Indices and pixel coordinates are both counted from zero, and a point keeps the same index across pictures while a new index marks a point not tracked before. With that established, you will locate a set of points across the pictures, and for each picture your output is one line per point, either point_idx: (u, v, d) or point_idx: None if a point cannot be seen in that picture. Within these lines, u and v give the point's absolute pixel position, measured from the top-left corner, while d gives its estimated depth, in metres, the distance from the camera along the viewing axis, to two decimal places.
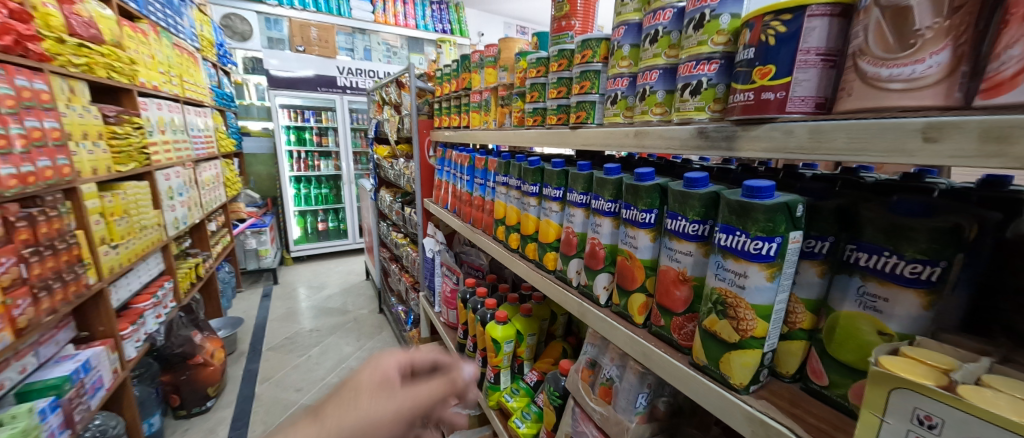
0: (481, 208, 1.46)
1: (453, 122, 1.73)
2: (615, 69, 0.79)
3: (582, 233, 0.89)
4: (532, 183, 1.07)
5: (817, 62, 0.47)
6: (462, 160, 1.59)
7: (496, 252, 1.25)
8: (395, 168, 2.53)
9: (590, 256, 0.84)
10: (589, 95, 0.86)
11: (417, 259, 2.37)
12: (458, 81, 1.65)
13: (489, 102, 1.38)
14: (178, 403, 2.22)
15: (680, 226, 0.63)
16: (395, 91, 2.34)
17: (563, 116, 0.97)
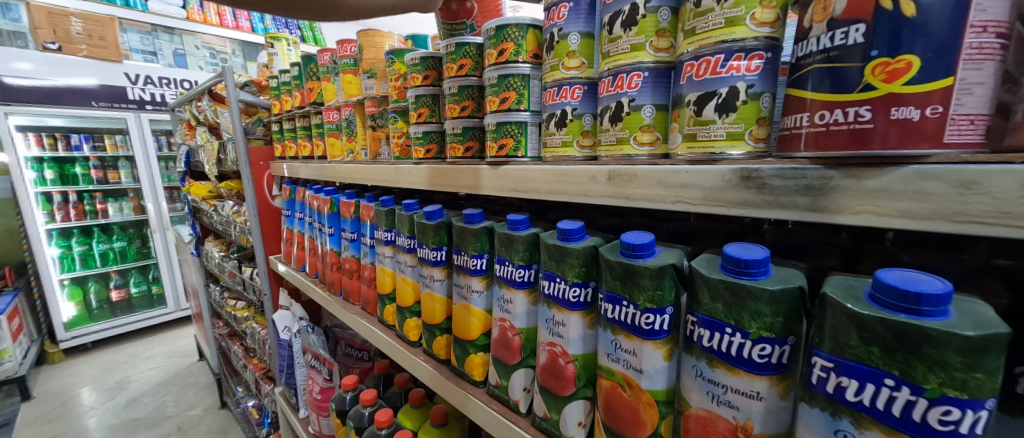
0: (357, 275, 0.99)
1: (301, 150, 1.21)
2: (559, 73, 0.49)
3: (527, 330, 0.55)
4: (436, 247, 0.68)
5: (995, 51, 0.24)
6: (320, 204, 1.09)
7: (387, 348, 0.81)
8: (222, 213, 1.77)
9: (547, 372, 0.50)
10: (516, 114, 0.55)
11: (268, 339, 1.67)
12: (303, 93, 1.15)
13: (353, 123, 0.94)
14: None
15: (728, 344, 0.34)
16: (210, 107, 1.64)
17: (474, 145, 0.64)
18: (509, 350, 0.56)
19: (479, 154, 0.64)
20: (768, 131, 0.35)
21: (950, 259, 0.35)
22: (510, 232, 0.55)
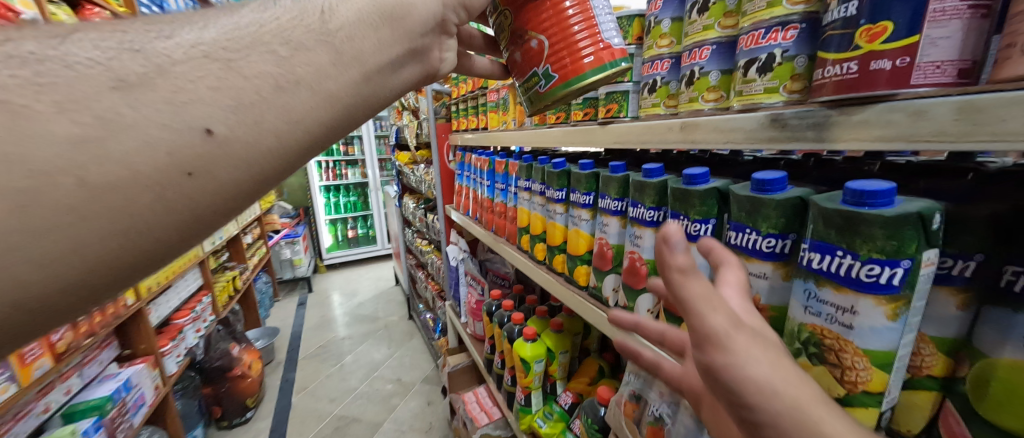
0: (504, 215, 1.33)
1: (470, 124, 1.62)
2: (653, 50, 0.65)
3: (619, 246, 0.75)
4: (559, 188, 0.93)
5: (962, 11, 0.32)
6: (482, 164, 1.48)
7: (522, 264, 1.12)
8: (416, 174, 2.47)
9: (628, 272, 0.70)
10: (621, 84, 0.74)
11: (442, 267, 2.30)
12: (474, 81, 1.54)
13: (507, 100, 1.26)
14: (220, 413, 2.28)
15: (748, 241, 0.48)
16: (413, 96, 2.30)
17: (591, 111, 0.85)
18: (604, 260, 0.78)
19: (595, 117, 0.85)
20: (804, 84, 0.45)
21: (1002, 183, 0.38)
22: (609, 174, 0.75)
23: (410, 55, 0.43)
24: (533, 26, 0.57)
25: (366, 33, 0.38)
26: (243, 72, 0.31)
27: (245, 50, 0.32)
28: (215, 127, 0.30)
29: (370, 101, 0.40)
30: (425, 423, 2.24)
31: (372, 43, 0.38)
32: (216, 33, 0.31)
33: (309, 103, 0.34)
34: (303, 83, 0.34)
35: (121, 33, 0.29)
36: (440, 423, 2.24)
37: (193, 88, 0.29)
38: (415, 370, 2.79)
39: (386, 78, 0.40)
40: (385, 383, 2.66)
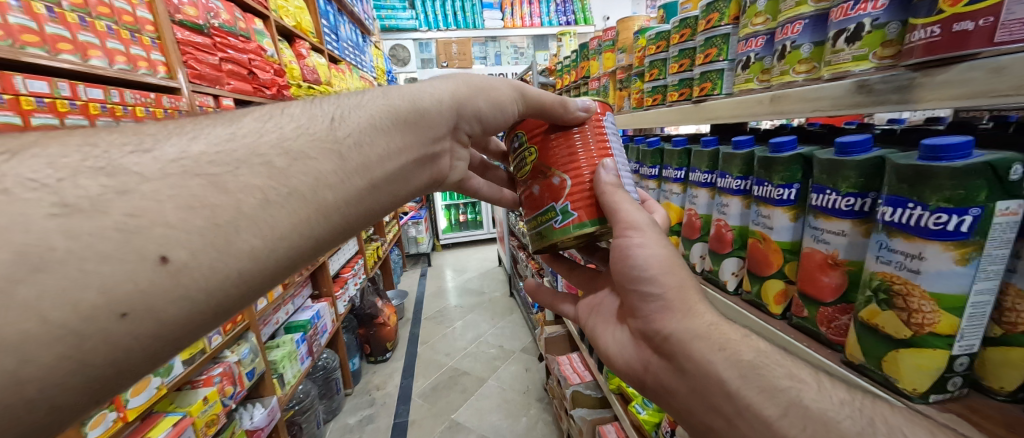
0: None
1: None
2: (748, 29, 0.69)
3: (707, 216, 0.80)
4: (652, 165, 1.00)
5: None
6: None
7: None
8: None
9: (714, 239, 0.76)
10: (716, 64, 0.78)
11: None
12: (577, 72, 1.66)
13: (607, 87, 1.35)
14: (369, 350, 2.93)
15: (828, 201, 0.52)
16: None
17: (686, 91, 0.90)
18: (693, 229, 0.83)
19: (690, 97, 0.90)
20: (896, 49, 0.47)
21: None
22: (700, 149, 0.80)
23: (412, 156, 0.59)
24: (553, 166, 0.66)
25: (371, 139, 0.54)
26: (226, 187, 0.40)
27: (240, 164, 0.42)
28: (170, 254, 0.36)
29: (374, 198, 0.55)
30: (522, 385, 2.49)
31: (380, 146, 0.55)
32: (207, 145, 0.42)
33: (292, 213, 0.44)
34: (297, 186, 0.45)
35: (107, 157, 0.37)
36: (536, 387, 2.46)
37: (158, 206, 0.36)
38: (515, 339, 3.08)
39: (388, 174, 0.56)
40: (489, 347, 3.02)
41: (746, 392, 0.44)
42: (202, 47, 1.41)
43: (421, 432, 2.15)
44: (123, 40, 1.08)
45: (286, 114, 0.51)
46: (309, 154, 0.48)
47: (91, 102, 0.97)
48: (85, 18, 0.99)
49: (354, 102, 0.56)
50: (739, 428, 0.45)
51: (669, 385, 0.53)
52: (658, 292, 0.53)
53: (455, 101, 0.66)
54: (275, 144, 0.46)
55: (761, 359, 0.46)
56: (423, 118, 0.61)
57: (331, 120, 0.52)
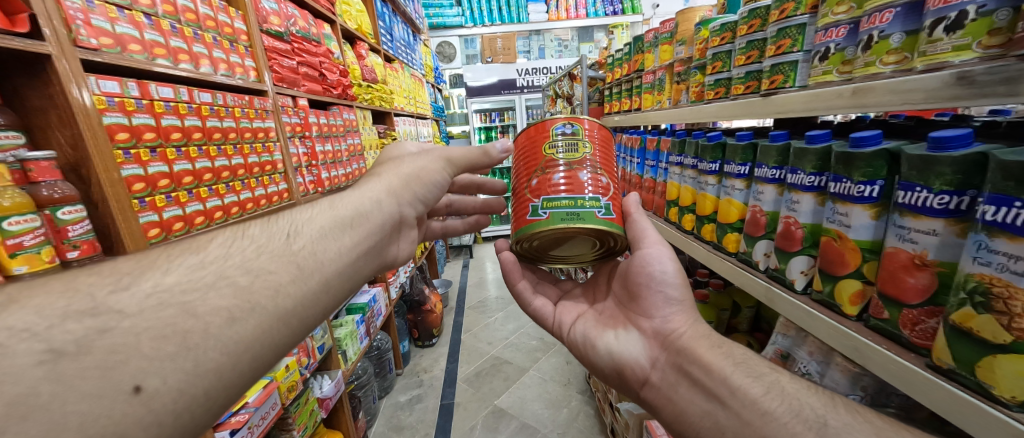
0: (653, 191, 1.41)
1: (624, 106, 1.72)
2: (828, 19, 0.67)
3: (774, 213, 0.78)
4: (712, 160, 0.98)
5: None
6: (633, 143, 1.57)
7: (667, 234, 1.21)
8: None
9: (782, 236, 0.74)
10: (789, 55, 0.75)
11: None
12: (630, 64, 1.63)
13: (664, 80, 1.33)
14: (417, 335, 3.10)
15: (918, 199, 0.50)
16: (568, 84, 2.52)
17: (753, 84, 0.87)
18: (756, 225, 0.82)
19: (758, 90, 0.87)
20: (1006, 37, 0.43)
21: None
22: (768, 144, 0.78)
23: (364, 252, 0.65)
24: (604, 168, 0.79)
25: (322, 246, 0.59)
26: (196, 312, 0.44)
27: (208, 288, 0.46)
28: (145, 383, 0.38)
29: (331, 296, 0.59)
30: (564, 377, 2.52)
31: (335, 249, 0.60)
32: (180, 275, 0.46)
33: (258, 325, 0.48)
34: (261, 301, 0.49)
35: (91, 299, 0.39)
36: (578, 380, 2.48)
37: (134, 341, 0.39)
38: None
39: (342, 277, 0.61)
40: (530, 338, 3.07)
41: (735, 374, 0.61)
42: (284, 52, 1.56)
43: (466, 414, 2.25)
44: (225, 49, 1.23)
45: (247, 237, 0.55)
46: (269, 268, 0.52)
47: (203, 105, 1.11)
48: (198, 32, 1.13)
49: (306, 217, 0.62)
50: (732, 406, 0.59)
51: (670, 379, 0.69)
52: (677, 297, 0.75)
53: (393, 195, 0.73)
54: (241, 265, 0.51)
55: (748, 356, 0.65)
56: (367, 217, 0.68)
57: (285, 233, 0.58)
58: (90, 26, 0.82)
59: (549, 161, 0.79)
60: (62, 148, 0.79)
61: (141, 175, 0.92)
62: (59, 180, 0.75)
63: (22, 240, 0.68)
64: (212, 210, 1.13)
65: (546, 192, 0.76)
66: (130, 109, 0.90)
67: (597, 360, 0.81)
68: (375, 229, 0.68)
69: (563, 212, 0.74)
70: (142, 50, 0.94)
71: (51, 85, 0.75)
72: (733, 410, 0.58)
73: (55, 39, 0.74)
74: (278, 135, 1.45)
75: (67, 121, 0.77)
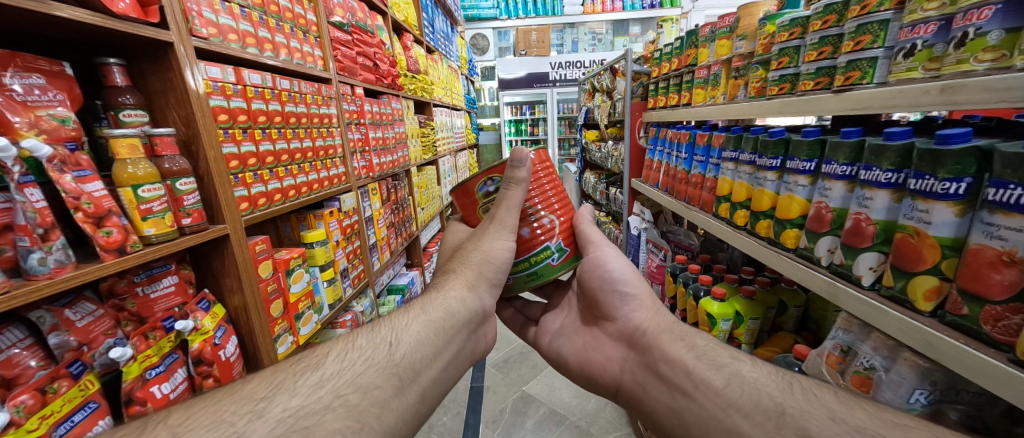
0: (700, 186, 1.41)
1: (671, 100, 1.72)
2: (916, 14, 0.66)
3: (843, 209, 0.78)
4: (772, 156, 0.98)
5: None
6: (680, 138, 1.57)
7: (717, 229, 1.22)
8: (604, 150, 2.71)
9: (851, 232, 0.74)
10: (869, 51, 0.75)
11: (621, 236, 2.49)
12: (680, 59, 1.63)
13: (719, 76, 1.32)
14: None
15: (1011, 196, 0.50)
16: (610, 78, 2.52)
17: (823, 80, 0.87)
18: (821, 221, 0.82)
19: (829, 86, 0.87)
20: None
21: None
22: (839, 140, 0.78)
23: (448, 353, 0.67)
24: (545, 209, 0.82)
25: (418, 354, 0.63)
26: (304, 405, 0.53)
27: (326, 409, 0.51)
28: None
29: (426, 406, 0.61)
30: None
31: (427, 356, 0.64)
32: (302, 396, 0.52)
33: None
34: (368, 419, 0.52)
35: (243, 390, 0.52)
36: None
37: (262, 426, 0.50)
38: None
39: (433, 382, 0.63)
40: None
41: (697, 366, 0.63)
42: (345, 42, 1.64)
43: (496, 398, 2.33)
44: (299, 39, 1.32)
45: (356, 349, 0.62)
46: (375, 383, 0.56)
47: (282, 91, 1.21)
48: (279, 23, 1.22)
49: (401, 324, 0.67)
50: (696, 400, 0.60)
51: (639, 377, 0.72)
52: (634, 293, 0.80)
53: (472, 289, 0.77)
54: (351, 381, 0.56)
55: (709, 347, 0.67)
56: (454, 318, 0.71)
57: (383, 344, 0.63)
58: (201, 17, 0.92)
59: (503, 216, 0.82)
60: (177, 124, 0.88)
61: (235, 153, 1.02)
62: (176, 155, 0.85)
63: (152, 206, 0.77)
64: (287, 189, 1.23)
65: (529, 249, 0.81)
66: (228, 93, 1.00)
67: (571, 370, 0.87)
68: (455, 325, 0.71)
69: (523, 276, 0.82)
70: (237, 39, 1.03)
71: (170, 69, 0.85)
72: (697, 401, 0.60)
73: (177, 28, 0.84)
74: (338, 121, 1.54)
75: (182, 102, 0.87)
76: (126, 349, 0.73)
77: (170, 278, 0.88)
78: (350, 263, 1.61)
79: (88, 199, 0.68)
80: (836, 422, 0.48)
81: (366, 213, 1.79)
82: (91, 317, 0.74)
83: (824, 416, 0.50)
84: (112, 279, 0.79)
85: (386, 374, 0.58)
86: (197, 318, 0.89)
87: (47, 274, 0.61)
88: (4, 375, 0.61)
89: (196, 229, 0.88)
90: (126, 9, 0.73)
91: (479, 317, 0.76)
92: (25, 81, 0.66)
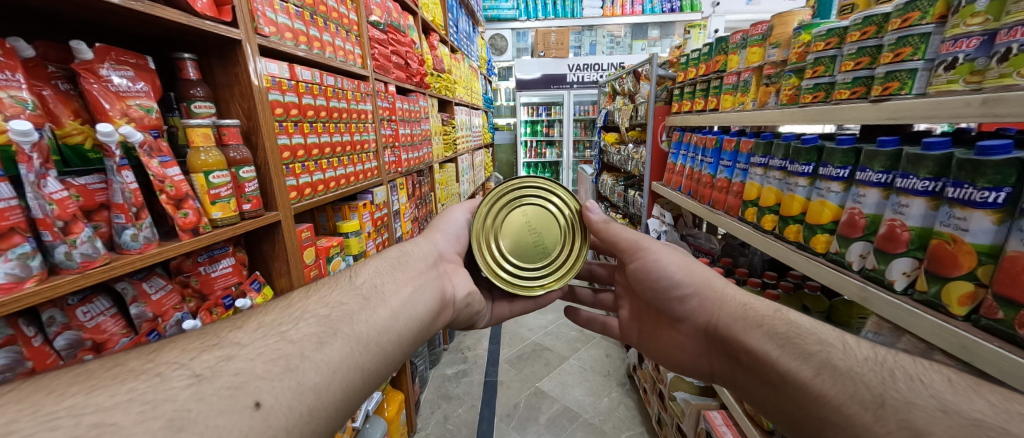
0: (725, 191, 1.43)
1: (696, 105, 1.74)
2: (959, 29, 0.69)
3: (877, 216, 0.81)
4: (804, 163, 1.01)
5: None
6: (706, 142, 1.60)
7: (742, 233, 1.24)
8: (624, 153, 2.74)
9: (885, 238, 0.77)
10: (908, 63, 0.78)
11: None
12: (708, 65, 1.65)
13: (749, 82, 1.34)
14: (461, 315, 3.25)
15: None
16: (633, 81, 2.54)
17: (860, 90, 0.89)
18: (854, 227, 0.84)
19: (865, 96, 0.89)
20: None
21: None
22: (876, 148, 0.80)
23: (414, 284, 0.75)
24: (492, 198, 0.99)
25: (380, 280, 0.71)
26: (291, 338, 0.53)
27: (296, 321, 0.57)
28: (262, 400, 0.45)
29: (399, 322, 0.66)
30: (603, 369, 2.59)
31: (389, 281, 0.72)
32: (275, 314, 0.58)
33: (343, 348, 0.55)
34: (341, 325, 0.58)
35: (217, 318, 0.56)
36: (619, 373, 2.53)
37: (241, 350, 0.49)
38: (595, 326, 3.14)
39: (405, 301, 0.69)
40: (570, 329, 3.12)
41: (778, 356, 0.61)
42: (381, 41, 1.70)
43: (509, 393, 2.37)
44: (342, 38, 1.37)
45: (321, 285, 0.69)
46: (343, 301, 0.63)
47: (328, 87, 1.27)
48: (326, 22, 1.28)
49: (360, 267, 0.76)
50: (787, 388, 0.59)
51: (729, 367, 0.71)
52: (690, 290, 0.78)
53: (426, 239, 0.90)
54: (320, 300, 0.63)
55: (793, 331, 0.62)
56: (404, 260, 0.81)
57: (346, 277, 0.71)
58: (264, 16, 0.98)
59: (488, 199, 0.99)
60: (240, 116, 0.95)
61: (288, 144, 1.08)
62: (239, 144, 0.91)
63: (220, 191, 0.83)
64: (328, 181, 1.29)
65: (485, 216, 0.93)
66: (283, 88, 1.06)
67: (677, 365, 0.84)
68: (412, 264, 0.80)
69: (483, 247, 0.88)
70: (292, 38, 1.09)
71: (237, 65, 0.91)
72: (788, 392, 0.59)
73: (245, 28, 0.90)
74: (372, 117, 1.60)
75: (247, 95, 0.93)
76: (197, 323, 0.80)
77: (228, 260, 0.94)
78: (379, 253, 1.68)
79: (171, 182, 0.74)
80: (884, 369, 0.53)
81: (394, 207, 1.85)
82: (163, 291, 0.80)
83: (861, 358, 0.55)
84: (180, 258, 0.86)
85: (352, 300, 0.64)
86: (251, 297, 0.96)
87: (137, 249, 0.67)
88: (94, 339, 0.68)
89: (253, 215, 0.93)
90: (203, 8, 0.79)
91: (433, 260, 0.86)
92: (120, 73, 0.72)
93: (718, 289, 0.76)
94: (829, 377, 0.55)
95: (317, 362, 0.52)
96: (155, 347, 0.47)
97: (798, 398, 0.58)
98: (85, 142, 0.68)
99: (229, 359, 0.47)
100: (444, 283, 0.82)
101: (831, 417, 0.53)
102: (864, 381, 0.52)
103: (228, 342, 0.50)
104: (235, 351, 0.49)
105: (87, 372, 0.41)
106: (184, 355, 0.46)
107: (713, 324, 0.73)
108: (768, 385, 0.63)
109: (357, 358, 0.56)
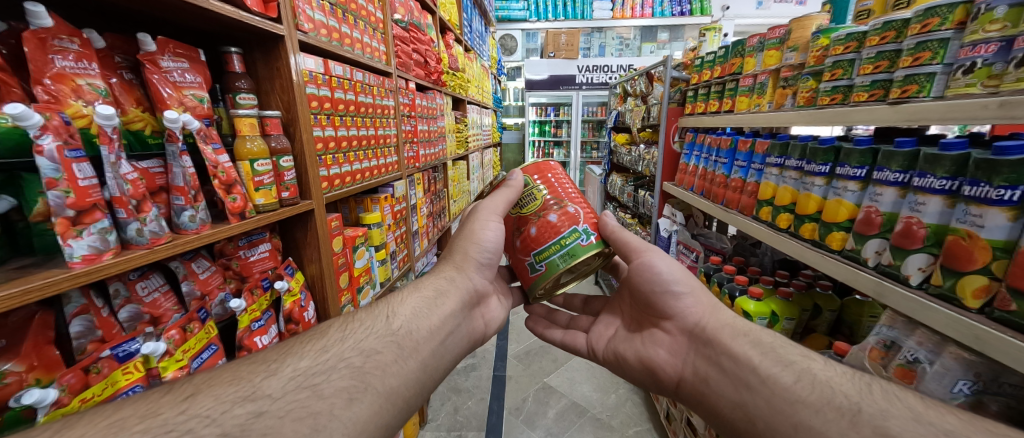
0: (739, 191, 1.46)
1: (710, 107, 1.77)
2: (977, 35, 0.72)
3: (893, 215, 0.84)
4: (821, 163, 1.04)
5: None
6: (719, 144, 1.63)
7: (756, 231, 1.27)
8: (635, 153, 2.76)
9: (901, 235, 0.80)
10: (927, 67, 0.81)
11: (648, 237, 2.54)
12: (723, 68, 1.68)
13: (766, 85, 1.37)
14: None
15: None
16: (645, 83, 2.58)
17: (879, 92, 0.92)
18: (869, 224, 0.88)
19: (884, 98, 0.92)
20: None
21: None
22: (893, 148, 0.83)
23: (447, 326, 0.76)
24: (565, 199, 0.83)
25: (415, 325, 0.71)
26: (322, 394, 0.54)
27: (329, 371, 0.58)
28: None
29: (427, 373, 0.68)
30: None
31: (426, 326, 0.72)
32: (309, 360, 0.59)
33: (370, 406, 0.57)
34: (370, 379, 0.59)
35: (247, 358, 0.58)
36: None
37: (272, 403, 0.50)
38: None
39: (434, 350, 0.71)
40: None
41: (763, 363, 0.65)
42: (403, 39, 1.75)
43: (517, 387, 2.41)
44: (369, 35, 1.42)
45: (356, 321, 0.70)
46: (377, 349, 0.64)
47: (357, 82, 1.32)
48: (356, 20, 1.32)
49: (398, 300, 0.76)
50: (763, 395, 0.63)
51: (703, 371, 0.73)
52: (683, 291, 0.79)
53: (459, 268, 0.87)
54: (355, 347, 0.63)
55: (777, 343, 0.69)
56: (445, 293, 0.80)
57: (382, 316, 0.71)
58: (304, 14, 1.03)
59: (521, 219, 0.84)
60: (280, 108, 0.99)
61: (321, 136, 1.13)
62: (280, 135, 0.95)
63: (263, 179, 0.88)
64: (355, 173, 1.33)
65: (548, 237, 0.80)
66: (318, 82, 1.11)
67: (632, 369, 0.87)
68: (454, 305, 0.78)
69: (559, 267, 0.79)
70: (326, 34, 1.13)
71: (279, 59, 0.95)
72: (762, 396, 0.63)
73: (287, 23, 0.94)
74: (394, 113, 1.64)
75: (287, 88, 0.97)
76: (242, 303, 0.85)
77: (265, 245, 0.98)
78: (398, 245, 1.72)
79: (223, 168, 0.78)
80: (861, 382, 0.59)
81: (411, 201, 1.89)
82: (208, 272, 0.85)
83: (839, 371, 0.62)
84: (222, 242, 0.91)
85: (387, 346, 0.65)
86: (288, 281, 0.99)
87: (195, 229, 0.71)
88: (152, 313, 0.72)
89: (291, 202, 0.98)
90: (252, 4, 0.83)
91: (474, 295, 0.85)
92: (177, 65, 0.77)
93: (708, 296, 0.79)
94: (808, 383, 0.61)
95: (344, 421, 0.53)
96: (189, 396, 0.48)
97: (773, 405, 0.62)
98: (145, 128, 0.72)
99: (260, 415, 0.48)
100: (476, 319, 0.86)
101: (804, 423, 0.58)
102: (842, 389, 0.58)
103: (261, 393, 0.51)
104: (267, 406, 0.50)
105: (120, 423, 0.42)
106: (216, 408, 0.47)
107: (701, 325, 0.76)
108: (742, 389, 0.66)
109: (382, 417, 0.58)
